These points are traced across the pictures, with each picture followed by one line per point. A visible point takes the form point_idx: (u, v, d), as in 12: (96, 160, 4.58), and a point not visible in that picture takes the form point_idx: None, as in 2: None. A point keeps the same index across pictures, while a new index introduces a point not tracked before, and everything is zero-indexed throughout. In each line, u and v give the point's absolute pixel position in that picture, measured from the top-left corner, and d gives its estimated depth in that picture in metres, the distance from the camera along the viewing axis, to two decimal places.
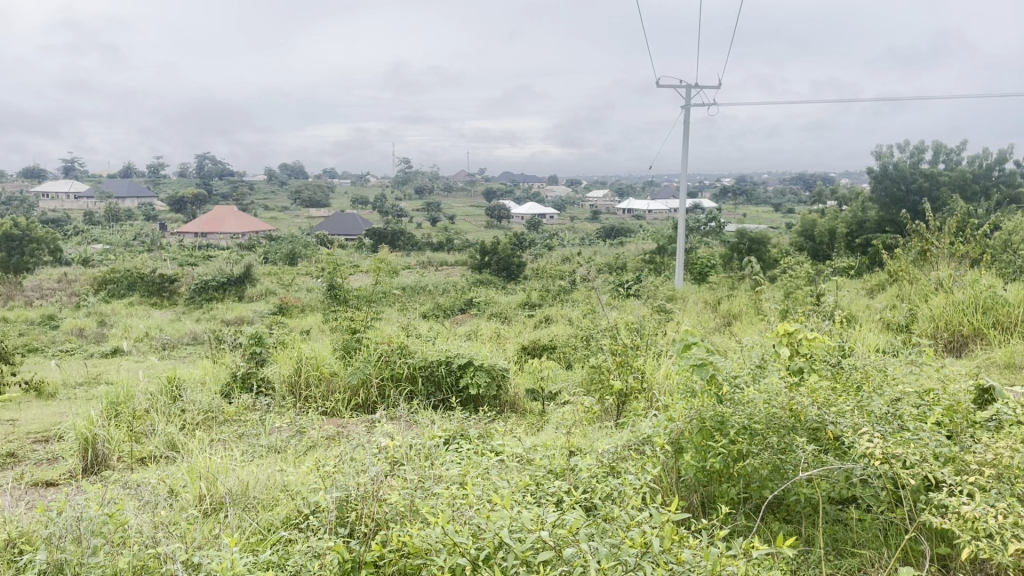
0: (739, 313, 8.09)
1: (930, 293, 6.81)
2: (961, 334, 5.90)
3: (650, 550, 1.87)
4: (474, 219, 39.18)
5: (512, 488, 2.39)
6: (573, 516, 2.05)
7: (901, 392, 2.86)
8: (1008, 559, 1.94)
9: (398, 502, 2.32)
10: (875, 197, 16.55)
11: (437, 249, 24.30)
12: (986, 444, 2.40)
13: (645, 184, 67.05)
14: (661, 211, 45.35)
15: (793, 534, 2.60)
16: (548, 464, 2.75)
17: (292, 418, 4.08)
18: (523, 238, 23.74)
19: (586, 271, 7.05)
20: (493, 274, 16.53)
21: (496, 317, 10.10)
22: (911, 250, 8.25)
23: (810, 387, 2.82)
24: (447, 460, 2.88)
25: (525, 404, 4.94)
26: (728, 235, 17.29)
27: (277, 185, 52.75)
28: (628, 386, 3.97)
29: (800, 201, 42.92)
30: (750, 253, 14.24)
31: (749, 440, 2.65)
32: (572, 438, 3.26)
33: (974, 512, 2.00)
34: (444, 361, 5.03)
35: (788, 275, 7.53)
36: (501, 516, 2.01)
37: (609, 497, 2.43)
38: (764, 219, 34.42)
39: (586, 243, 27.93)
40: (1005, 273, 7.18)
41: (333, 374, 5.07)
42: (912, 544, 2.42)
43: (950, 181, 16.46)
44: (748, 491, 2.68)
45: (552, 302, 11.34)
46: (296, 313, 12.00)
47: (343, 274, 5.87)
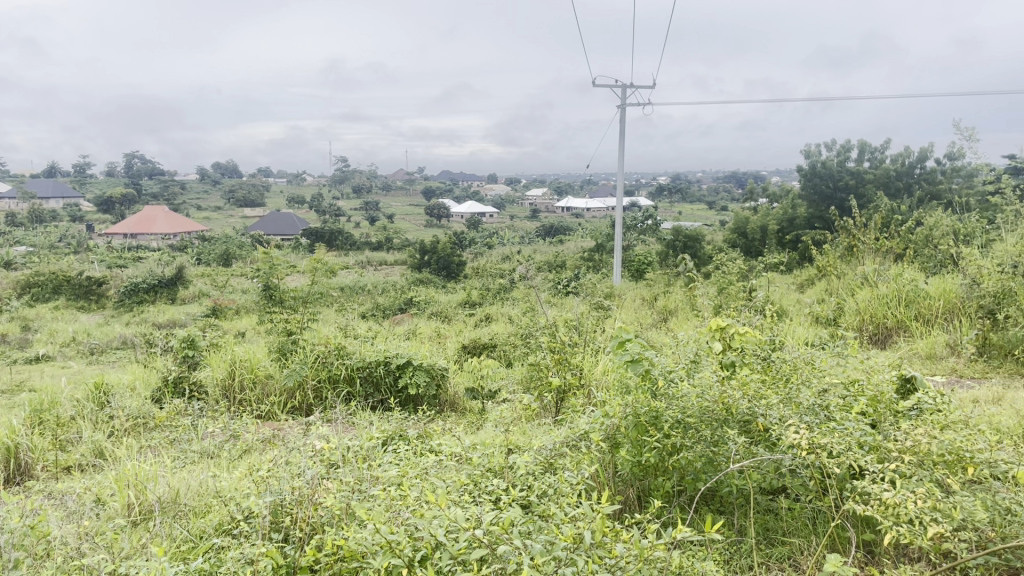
0: (674, 309, 8.24)
1: (856, 286, 7.06)
2: (885, 326, 6.14)
3: (582, 545, 1.88)
4: (413, 219, 38.51)
5: (452, 486, 2.38)
6: (511, 512, 2.08)
7: (827, 382, 2.94)
8: (927, 543, 2.03)
9: (333, 506, 2.29)
10: (804, 194, 17.02)
11: (376, 249, 24.07)
12: (907, 432, 2.50)
13: (584, 185, 67.20)
14: (598, 211, 45.88)
15: (727, 524, 2.65)
16: (486, 464, 2.74)
17: (225, 422, 3.98)
18: (462, 238, 23.73)
19: (525, 269, 7.09)
20: (433, 273, 16.48)
21: (436, 317, 10.04)
22: (838, 247, 8.53)
23: (741, 380, 2.89)
24: (385, 461, 2.86)
25: (465, 403, 4.91)
26: (664, 232, 17.57)
27: (209, 185, 51.50)
28: (566, 383, 3.99)
29: (735, 200, 43.84)
30: (686, 251, 14.51)
31: (683, 434, 2.69)
32: (511, 437, 3.26)
33: (894, 498, 2.08)
34: (383, 361, 4.99)
35: (721, 272, 7.69)
36: (436, 516, 2.00)
37: (544, 495, 2.44)
38: (700, 216, 35.01)
39: (526, 241, 28.03)
40: (926, 267, 7.49)
41: (268, 377, 4.97)
42: (839, 531, 2.49)
43: (875, 178, 17.02)
44: (682, 483, 2.72)
45: (492, 300, 11.37)
46: (231, 314, 11.79)
47: (280, 274, 5.67)
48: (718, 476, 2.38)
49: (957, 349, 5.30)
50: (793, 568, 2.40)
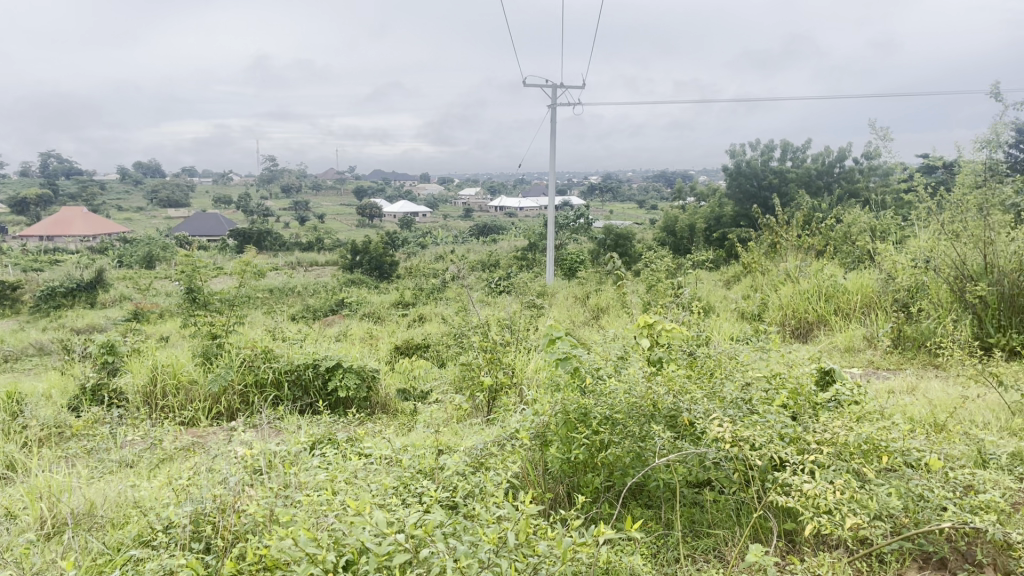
0: (606, 307, 8.36)
1: (780, 282, 7.27)
2: (807, 320, 6.33)
3: (504, 547, 1.86)
4: (344, 219, 38.04)
5: (380, 489, 2.35)
6: (436, 513, 2.07)
7: (751, 377, 3.01)
8: (845, 532, 2.10)
9: (256, 513, 2.25)
10: (730, 193, 17.43)
11: (307, 250, 23.69)
12: (825, 424, 2.58)
13: (516, 184, 67.44)
14: (531, 209, 45.97)
15: (653, 518, 2.68)
16: (416, 465, 2.73)
17: (146, 431, 3.85)
18: (395, 237, 23.52)
19: (457, 269, 7.08)
20: (365, 274, 16.29)
21: (368, 318, 9.92)
22: (763, 244, 8.77)
23: (667, 375, 2.94)
24: (313, 465, 2.82)
25: (396, 404, 4.87)
26: (595, 231, 17.79)
27: (131, 185, 49.87)
28: (498, 382, 3.98)
29: (663, 198, 44.60)
30: (617, 249, 14.71)
31: (611, 430, 2.72)
32: (442, 437, 3.25)
33: (813, 489, 2.14)
34: (311, 364, 4.90)
35: (651, 270, 7.82)
36: (358, 520, 1.96)
37: (471, 495, 2.43)
38: (631, 216, 35.33)
39: (459, 240, 27.96)
40: (845, 263, 7.76)
41: (191, 382, 4.84)
42: (761, 521, 2.56)
43: (797, 177, 17.53)
44: (611, 479, 2.75)
45: (425, 300, 11.31)
46: (155, 319, 11.45)
47: (204, 276, 5.52)
48: (644, 472, 2.41)
49: (873, 342, 5.51)
50: (718, 559, 2.45)
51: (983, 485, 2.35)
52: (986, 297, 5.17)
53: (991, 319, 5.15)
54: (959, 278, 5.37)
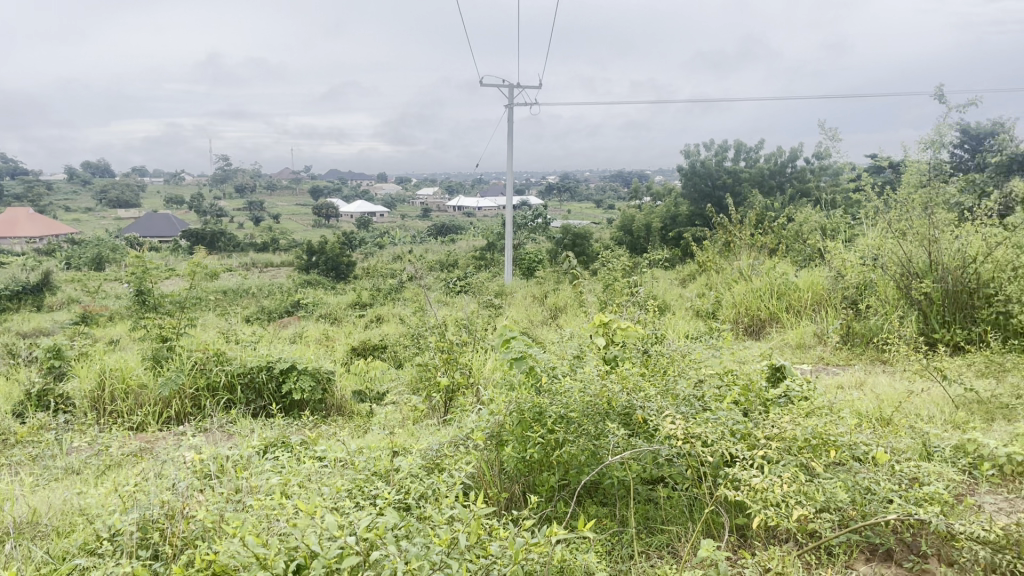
0: (563, 306, 8.40)
1: (733, 280, 7.39)
2: (759, 318, 6.44)
3: (454, 547, 1.87)
4: (300, 219, 37.64)
5: (332, 492, 2.33)
6: (388, 515, 2.06)
7: (703, 374, 3.05)
8: (793, 525, 2.14)
9: (206, 518, 2.21)
10: (685, 192, 17.63)
11: (262, 251, 23.39)
12: (774, 420, 2.62)
13: (474, 184, 67.36)
14: (489, 209, 45.89)
15: (608, 516, 2.70)
16: (370, 467, 2.71)
17: (93, 437, 3.77)
18: (352, 238, 23.33)
19: (414, 269, 7.05)
20: (321, 275, 16.13)
21: (325, 319, 9.82)
22: (717, 243, 8.88)
23: (621, 374, 2.97)
24: (265, 469, 2.78)
25: (352, 406, 4.83)
26: (553, 231, 17.86)
27: (80, 185, 48.72)
28: (455, 382, 3.97)
29: (620, 196, 44.92)
30: (574, 248, 14.78)
31: (566, 429, 2.73)
32: (398, 439, 3.23)
33: (761, 483, 2.18)
34: (265, 366, 4.84)
35: (607, 270, 7.88)
36: (306, 524, 1.94)
37: (424, 497, 2.42)
38: (588, 215, 35.48)
39: (417, 240, 27.82)
40: (796, 261, 7.91)
41: (141, 386, 4.74)
42: (713, 516, 2.58)
43: (750, 176, 17.78)
44: (567, 478, 2.76)
45: (383, 301, 11.23)
46: (104, 321, 11.20)
47: (155, 278, 5.41)
48: (598, 469, 2.43)
49: (823, 338, 5.62)
50: (672, 555, 2.47)
51: (927, 477, 2.42)
52: (931, 293, 5.31)
53: (936, 314, 5.29)
54: (905, 275, 5.51)
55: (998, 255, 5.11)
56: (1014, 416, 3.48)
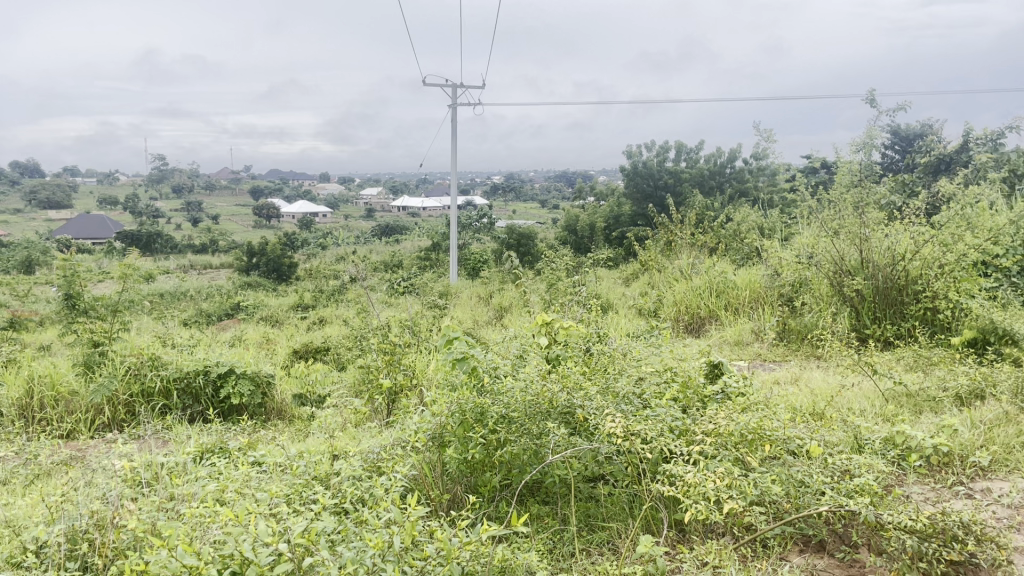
0: (508, 306, 8.42)
1: (675, 279, 7.50)
2: (699, 315, 6.55)
3: (389, 550, 1.86)
4: (240, 219, 36.98)
5: (267, 497, 2.29)
6: (324, 521, 2.03)
7: (644, 372, 3.09)
8: (728, 518, 2.18)
9: (137, 528, 2.15)
10: (628, 192, 17.83)
11: (200, 252, 22.88)
12: (711, 416, 2.68)
13: (419, 184, 67.06)
14: (433, 209, 45.61)
15: (550, 514, 2.71)
16: (309, 471, 2.68)
17: (20, 446, 3.64)
18: (294, 238, 22.99)
19: (356, 271, 6.98)
20: (262, 276, 15.86)
21: (266, 321, 9.66)
22: (659, 242, 9.00)
23: (561, 373, 2.99)
24: (201, 475, 2.73)
25: (292, 410, 4.77)
26: (498, 231, 17.88)
27: (7, 184, 46.96)
28: (398, 384, 3.96)
29: (564, 195, 45.21)
30: (519, 249, 14.81)
31: (507, 429, 2.74)
32: (338, 442, 3.20)
33: (696, 478, 2.23)
34: (202, 371, 4.72)
35: (550, 269, 7.91)
36: (238, 533, 1.90)
37: (361, 500, 2.41)
38: (534, 216, 35.56)
39: (361, 241, 27.53)
40: (735, 260, 8.08)
41: (72, 393, 4.60)
42: (652, 513, 2.61)
43: (691, 177, 18.06)
44: (508, 477, 2.77)
45: (326, 302, 11.10)
46: (34, 327, 10.82)
47: (86, 281, 5.25)
48: (538, 468, 2.45)
49: (761, 335, 5.75)
50: (612, 551, 2.49)
51: (858, 469, 2.49)
52: (863, 290, 5.47)
53: (868, 311, 5.46)
54: (838, 273, 5.67)
55: (925, 253, 5.30)
56: (940, 408, 3.62)
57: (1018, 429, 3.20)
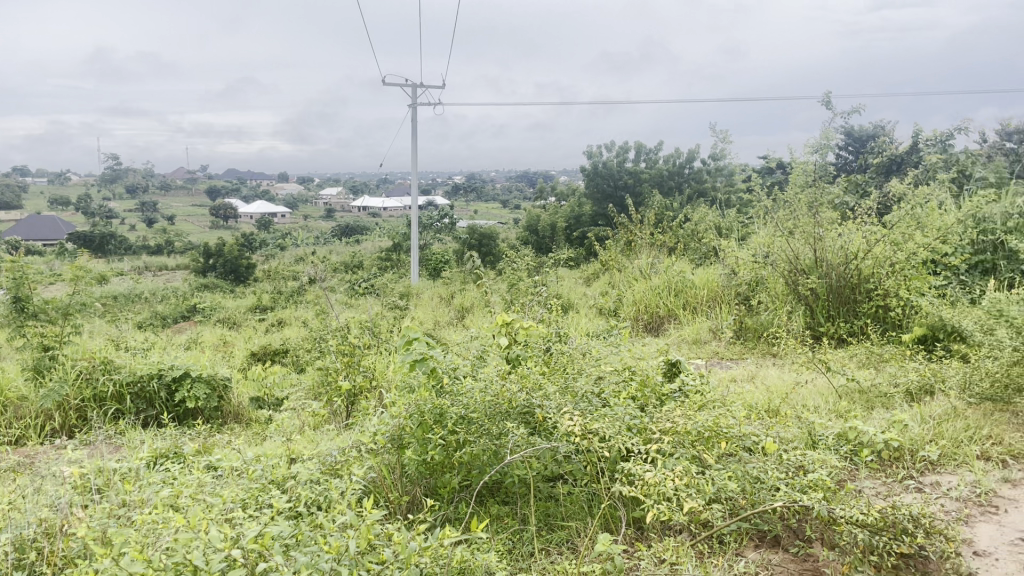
0: (469, 306, 8.41)
1: (635, 278, 7.56)
2: (659, 314, 6.61)
3: (345, 554, 1.84)
4: (196, 220, 36.50)
5: (220, 502, 2.26)
6: (278, 525, 2.01)
7: (603, 371, 3.11)
8: (683, 516, 2.21)
9: (87, 535, 2.11)
10: (588, 193, 17.92)
11: (155, 254, 22.46)
12: (669, 415, 2.71)
13: (379, 185, 66.67)
14: (394, 209, 45.33)
15: (510, 514, 2.71)
16: (265, 474, 2.65)
17: None
18: (252, 239, 22.70)
19: (316, 273, 6.92)
20: (219, 277, 15.62)
21: (223, 323, 9.52)
22: (618, 242, 9.07)
23: (521, 373, 3.00)
24: (155, 480, 2.68)
25: (250, 413, 4.71)
26: (459, 231, 17.84)
27: None
28: (357, 385, 3.90)
29: (525, 195, 45.31)
30: (480, 249, 14.80)
31: (466, 429, 2.73)
32: (296, 446, 3.17)
33: (654, 477, 2.25)
34: (156, 375, 4.64)
35: (511, 270, 7.92)
36: (189, 540, 1.87)
37: (316, 504, 2.38)
38: (495, 216, 35.57)
39: (321, 242, 27.28)
40: (693, 260, 8.17)
41: (21, 399, 4.48)
42: (611, 511, 2.63)
43: (650, 177, 18.22)
44: (468, 478, 2.77)
45: (285, 304, 10.97)
46: None
47: (36, 283, 5.11)
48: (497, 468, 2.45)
49: (718, 333, 5.82)
50: (571, 550, 2.50)
51: (812, 464, 2.54)
52: (817, 288, 5.58)
53: (822, 309, 5.57)
54: (793, 271, 5.77)
55: (876, 252, 5.41)
56: (891, 404, 3.70)
57: (965, 424, 3.28)
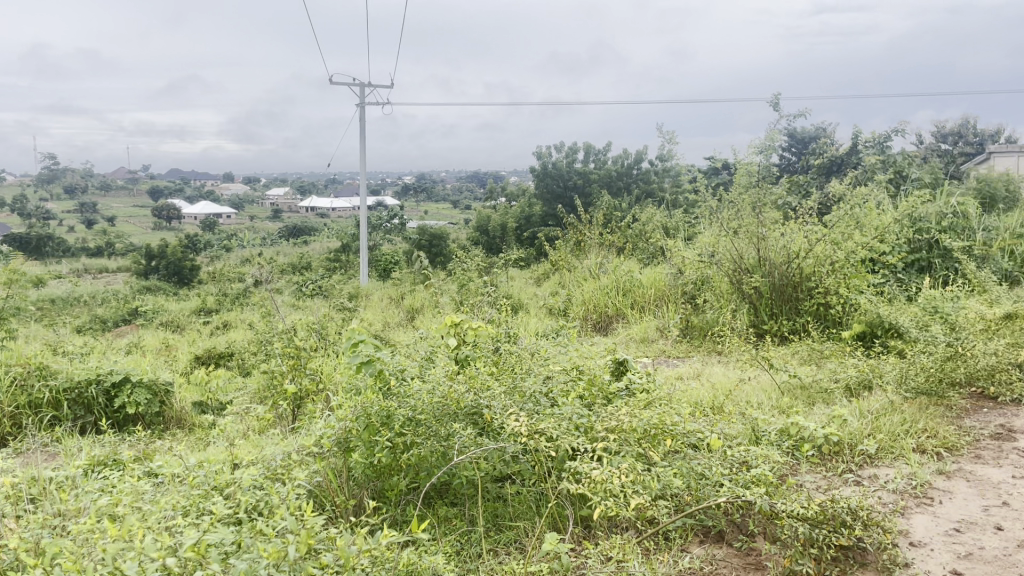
0: (418, 307, 8.38)
1: (584, 278, 7.62)
2: (607, 314, 6.67)
3: (285, 561, 1.81)
4: (138, 219, 35.82)
5: (157, 510, 2.21)
6: (217, 533, 1.98)
7: (551, 371, 3.13)
8: (628, 511, 2.24)
9: (18, 547, 2.06)
10: (538, 194, 18.00)
11: (95, 256, 21.86)
12: (614, 413, 2.73)
13: (328, 185, 65.96)
14: (343, 209, 44.86)
15: (458, 515, 2.71)
16: (207, 480, 2.60)
17: None
18: (196, 240, 22.26)
19: (262, 275, 6.81)
20: (162, 280, 15.28)
21: (166, 326, 9.32)
22: (568, 242, 9.13)
23: (469, 374, 2.99)
24: (93, 488, 2.62)
25: (193, 419, 4.62)
26: (409, 232, 17.74)
27: None
28: (303, 389, 3.84)
29: (476, 195, 45.30)
30: (430, 249, 14.74)
31: (413, 431, 2.72)
32: (240, 451, 3.12)
33: (600, 475, 2.27)
34: (94, 380, 4.51)
35: (461, 270, 7.91)
36: (122, 549, 1.82)
37: (257, 509, 2.35)
38: (445, 216, 35.46)
39: (267, 242, 26.85)
40: (641, 259, 8.27)
41: None
42: (559, 510, 2.64)
43: (599, 177, 18.37)
44: (416, 480, 2.76)
45: (230, 306, 10.78)
46: None
47: None
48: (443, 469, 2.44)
49: (665, 332, 5.90)
50: (519, 550, 2.50)
51: (755, 460, 2.59)
52: (760, 287, 5.68)
53: (766, 307, 5.68)
54: (736, 270, 5.86)
55: (817, 251, 5.55)
56: (831, 399, 3.79)
57: (902, 418, 3.37)
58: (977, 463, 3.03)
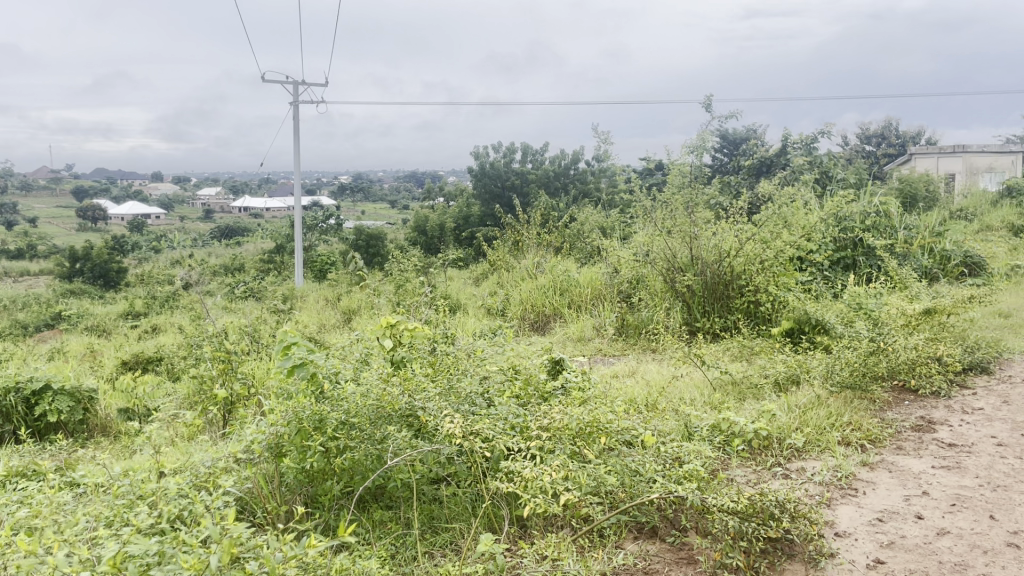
0: (355, 308, 8.28)
1: (522, 278, 7.64)
2: (544, 313, 6.70)
3: (208, 570, 1.76)
4: (61, 220, 34.53)
5: (75, 522, 2.13)
6: (138, 544, 1.92)
7: (487, 371, 3.13)
8: (559, 509, 2.26)
9: None
10: (476, 194, 17.99)
11: (15, 258, 20.97)
12: (548, 412, 2.75)
13: (262, 185, 64.74)
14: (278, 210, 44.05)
15: (393, 518, 2.68)
16: (133, 488, 2.53)
17: None
18: (123, 242, 21.55)
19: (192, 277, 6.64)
20: (87, 283, 14.76)
21: (92, 331, 9.00)
22: (506, 242, 9.15)
23: (404, 376, 2.97)
24: (10, 500, 2.51)
25: (119, 426, 4.47)
26: (345, 232, 17.52)
27: None
28: (234, 394, 3.76)
29: (413, 195, 45.04)
30: (367, 250, 14.58)
31: (347, 435, 2.69)
32: (167, 458, 3.03)
33: (532, 474, 2.29)
34: (13, 388, 4.33)
35: (398, 271, 7.84)
36: (37, 565, 1.75)
37: (182, 518, 2.29)
38: (382, 216, 35.16)
39: (199, 244, 26.18)
40: (578, 259, 8.34)
41: None
42: (495, 511, 2.63)
43: (537, 177, 18.45)
44: (350, 484, 2.72)
45: (159, 310, 10.47)
46: None
47: None
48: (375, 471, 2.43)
49: (601, 331, 5.96)
50: (454, 552, 2.49)
51: (687, 456, 2.63)
52: (693, 285, 5.78)
53: (698, 305, 5.78)
54: (670, 270, 5.95)
55: (747, 250, 5.68)
56: (761, 394, 3.88)
57: (828, 411, 3.48)
58: (899, 454, 3.14)
